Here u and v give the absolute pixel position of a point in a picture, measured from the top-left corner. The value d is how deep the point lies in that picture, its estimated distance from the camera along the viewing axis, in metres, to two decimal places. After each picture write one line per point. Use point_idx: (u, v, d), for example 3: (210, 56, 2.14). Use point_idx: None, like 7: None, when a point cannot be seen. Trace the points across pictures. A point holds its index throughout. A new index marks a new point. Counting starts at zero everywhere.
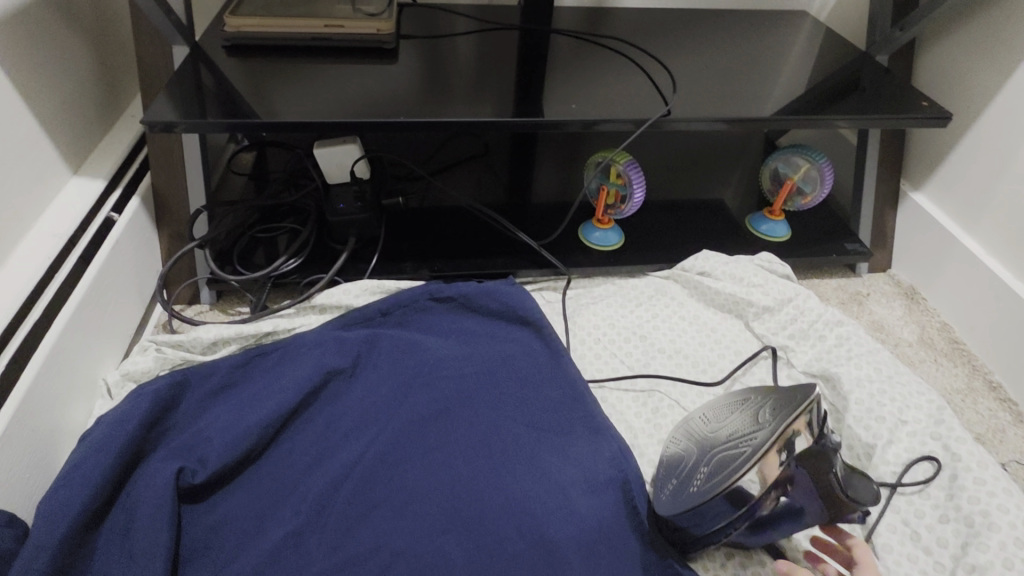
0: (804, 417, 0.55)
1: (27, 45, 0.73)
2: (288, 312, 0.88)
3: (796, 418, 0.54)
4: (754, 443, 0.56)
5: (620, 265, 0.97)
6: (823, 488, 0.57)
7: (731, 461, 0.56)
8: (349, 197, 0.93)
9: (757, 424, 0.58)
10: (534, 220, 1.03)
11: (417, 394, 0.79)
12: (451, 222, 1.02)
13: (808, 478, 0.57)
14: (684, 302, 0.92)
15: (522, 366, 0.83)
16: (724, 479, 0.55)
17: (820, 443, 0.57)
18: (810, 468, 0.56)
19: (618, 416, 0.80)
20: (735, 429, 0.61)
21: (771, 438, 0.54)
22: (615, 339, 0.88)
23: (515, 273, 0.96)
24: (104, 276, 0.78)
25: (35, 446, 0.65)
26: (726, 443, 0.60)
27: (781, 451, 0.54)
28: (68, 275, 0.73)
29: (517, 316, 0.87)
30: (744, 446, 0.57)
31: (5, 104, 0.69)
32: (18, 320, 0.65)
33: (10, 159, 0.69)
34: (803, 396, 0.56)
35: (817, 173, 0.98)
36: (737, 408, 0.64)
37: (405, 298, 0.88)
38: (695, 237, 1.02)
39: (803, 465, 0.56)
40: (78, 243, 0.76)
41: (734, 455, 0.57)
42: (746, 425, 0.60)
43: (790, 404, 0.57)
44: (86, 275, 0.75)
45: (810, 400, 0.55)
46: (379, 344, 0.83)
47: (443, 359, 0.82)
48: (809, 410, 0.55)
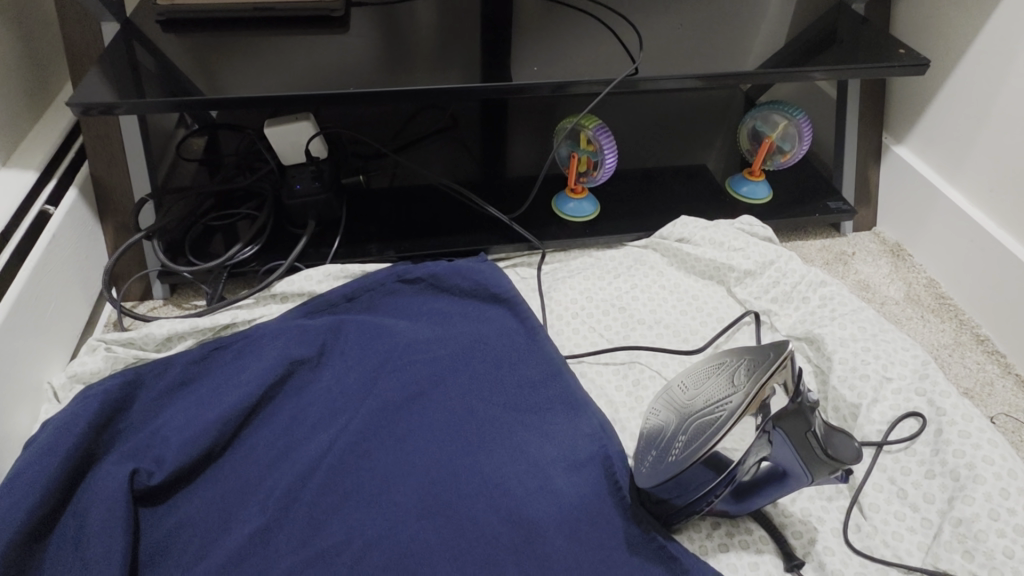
0: (781, 373, 0.53)
1: None
2: (248, 303, 0.83)
3: (771, 375, 0.53)
4: (729, 406, 0.54)
5: (596, 235, 0.93)
6: (803, 449, 0.54)
7: (707, 427, 0.54)
8: (307, 177, 0.86)
9: (731, 384, 0.56)
10: (506, 194, 0.98)
11: (386, 380, 0.75)
12: (418, 199, 0.96)
13: (786, 440, 0.55)
14: (664, 270, 0.89)
15: (496, 345, 0.79)
16: (699, 446, 0.53)
17: (797, 401, 0.54)
18: (788, 428, 0.54)
19: (598, 390, 0.77)
20: (711, 393, 0.58)
21: (747, 400, 0.52)
22: (593, 312, 0.84)
23: (487, 249, 0.91)
24: (42, 271, 0.73)
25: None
26: (704, 408, 0.57)
27: (756, 413, 0.53)
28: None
29: (490, 294, 0.83)
30: (720, 410, 0.55)
31: None
32: None
33: None
34: (777, 353, 0.55)
35: (795, 129, 0.93)
36: (710, 369, 0.61)
37: (368, 280, 0.84)
38: (673, 203, 0.98)
39: (782, 428, 0.54)
40: (11, 238, 0.70)
41: (711, 420, 0.55)
42: (721, 388, 0.57)
43: (764, 362, 0.55)
44: (22, 271, 0.70)
45: (784, 356, 0.54)
46: (346, 330, 0.79)
47: (414, 343, 0.78)
48: (784, 367, 0.53)
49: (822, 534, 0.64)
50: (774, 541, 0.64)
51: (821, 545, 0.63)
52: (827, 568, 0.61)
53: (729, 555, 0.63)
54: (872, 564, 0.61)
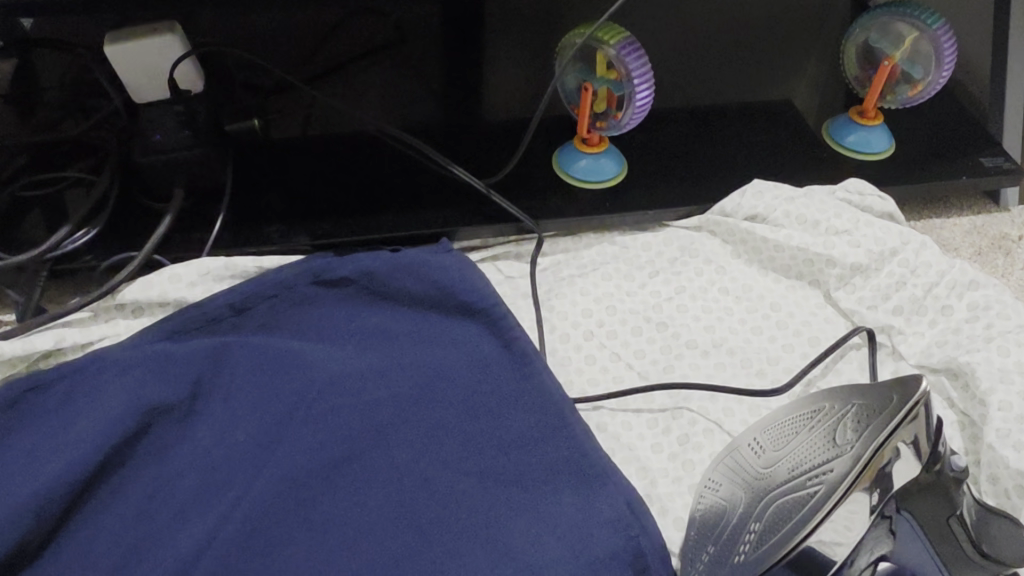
0: (908, 427, 0.36)
1: None
2: (80, 317, 0.53)
3: (897, 427, 0.36)
4: (831, 473, 0.36)
5: (621, 210, 0.61)
6: (938, 540, 0.37)
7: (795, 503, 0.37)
8: (171, 122, 0.55)
9: (823, 441, 0.39)
10: (479, 147, 0.66)
11: (293, 438, 0.48)
12: (349, 154, 0.63)
13: (913, 528, 0.38)
14: (727, 265, 0.58)
15: (465, 384, 0.51)
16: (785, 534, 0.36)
17: (933, 471, 0.38)
18: (917, 511, 0.38)
19: (626, 452, 0.50)
20: (794, 455, 0.41)
21: (859, 463, 0.35)
22: (616, 331, 0.55)
23: (452, 233, 0.60)
24: None
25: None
26: (788, 479, 0.39)
27: (869, 483, 0.36)
28: None
29: (458, 302, 0.54)
30: (817, 483, 0.37)
31: None
32: None
33: None
34: (903, 395, 0.37)
35: (930, 45, 0.61)
36: (789, 423, 0.43)
37: (266, 281, 0.54)
38: (741, 159, 0.65)
39: (907, 509, 0.38)
40: None
41: (801, 501, 0.37)
42: (810, 448, 0.40)
43: (879, 410, 0.38)
44: None
45: (916, 399, 0.36)
46: (230, 362, 0.50)
47: (338, 380, 0.50)
48: (914, 417, 0.36)
49: None
50: None
51: None
52: None
53: None
54: None
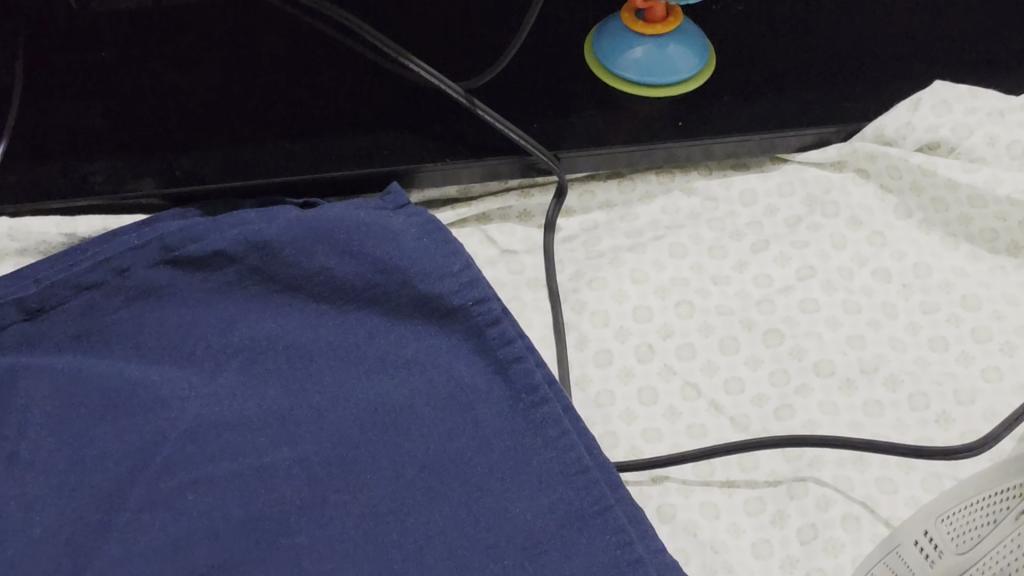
0: None
1: None
2: None
3: None
4: None
5: (708, 136, 0.34)
6: None
7: None
8: None
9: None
10: (462, 17, 0.36)
11: (109, 554, 0.26)
12: (231, 40, 0.36)
13: None
14: (885, 228, 0.33)
15: (412, 434, 0.29)
16: None
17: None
18: None
19: (712, 547, 0.30)
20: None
21: None
22: (695, 345, 0.32)
23: (409, 178, 0.33)
24: None
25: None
26: None
27: None
28: None
29: (414, 292, 0.31)
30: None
31: None
32: None
33: None
34: None
35: None
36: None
37: (77, 261, 0.31)
38: (920, 51, 0.37)
39: None
40: None
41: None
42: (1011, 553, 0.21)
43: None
44: None
45: None
46: (15, 405, 0.29)
47: (205, 437, 0.28)
48: None
49: None
50: None
51: None
52: None
53: None
54: None
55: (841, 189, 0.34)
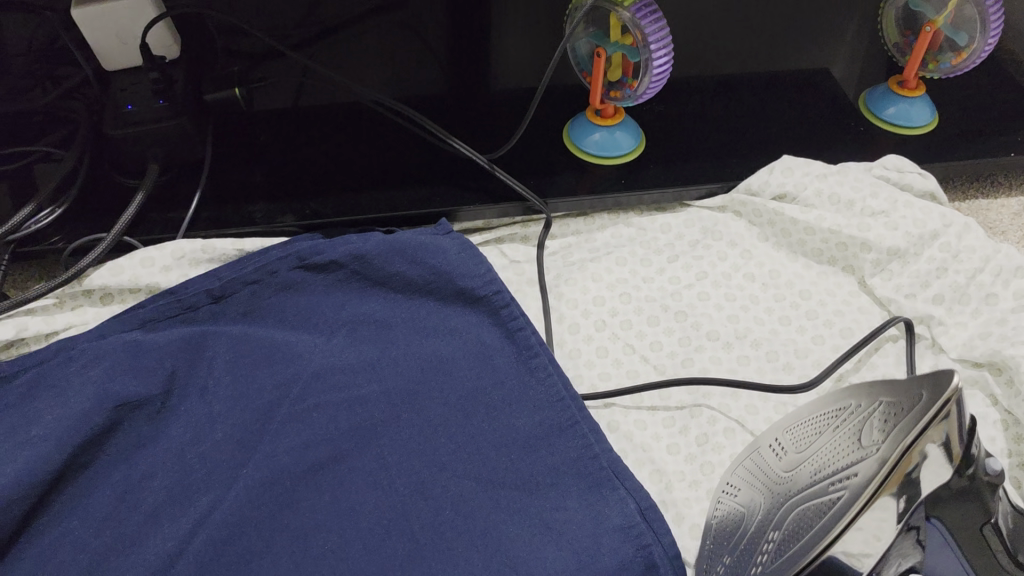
0: (942, 425, 0.31)
1: None
2: (46, 305, 0.49)
3: (931, 424, 0.30)
4: (852, 484, 0.31)
5: (637, 190, 0.55)
6: (972, 551, 0.34)
7: (817, 511, 0.32)
8: (144, 92, 0.51)
9: (846, 442, 0.34)
10: (487, 115, 0.58)
11: (273, 440, 0.44)
12: (341, 128, 0.57)
13: (942, 534, 0.34)
14: (750, 249, 0.53)
15: (455, 373, 0.47)
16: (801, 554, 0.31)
17: (966, 474, 0.33)
18: (948, 518, 0.34)
19: (640, 451, 0.46)
20: (817, 459, 0.35)
21: (886, 467, 0.30)
22: (631, 320, 0.51)
23: (453, 215, 0.54)
24: None
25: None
26: (807, 487, 0.34)
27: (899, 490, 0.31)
28: None
29: (456, 287, 0.50)
30: (838, 490, 0.32)
31: None
32: None
33: None
34: (928, 388, 0.31)
35: (977, 6, 0.53)
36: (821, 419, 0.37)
37: (247, 265, 0.49)
38: (777, 139, 0.58)
39: (940, 518, 0.33)
40: None
41: (814, 510, 0.33)
42: (833, 450, 0.34)
43: (906, 406, 0.32)
44: None
45: (944, 396, 0.30)
46: (211, 353, 0.47)
47: (328, 373, 0.46)
48: (947, 416, 0.31)
49: None
50: None
51: None
52: None
53: None
54: None
55: (722, 224, 0.55)
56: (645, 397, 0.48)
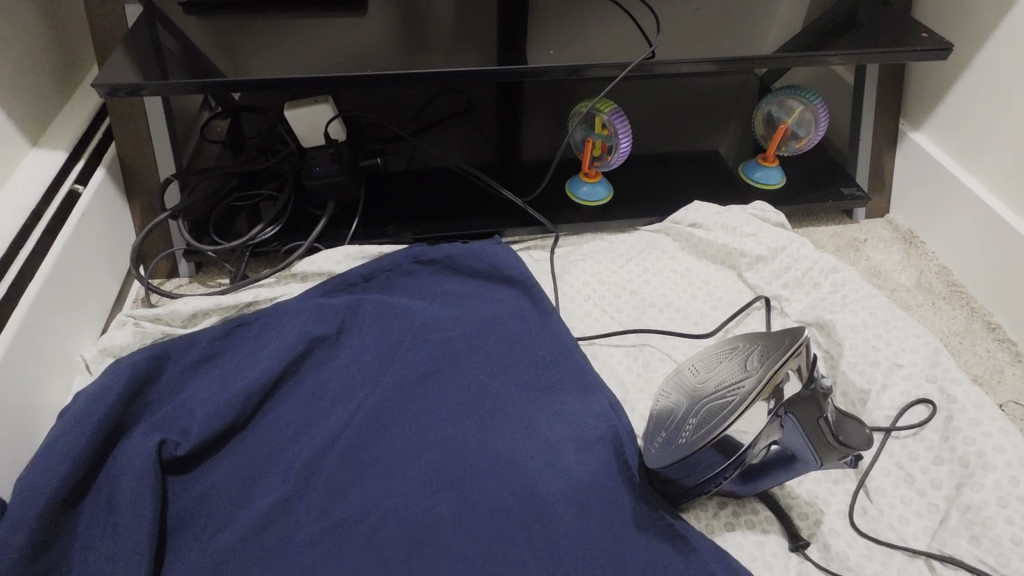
0: (794, 360, 0.54)
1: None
2: (268, 282, 0.86)
3: (786, 361, 0.53)
4: (741, 391, 0.55)
5: (608, 219, 0.94)
6: (814, 435, 0.54)
7: (719, 410, 0.55)
8: (325, 159, 0.90)
9: (744, 371, 0.57)
10: (519, 176, 1.00)
11: (403, 357, 0.76)
12: (434, 183, 0.98)
13: (797, 425, 0.54)
14: (676, 255, 0.89)
15: (505, 324, 0.80)
16: (710, 431, 0.55)
17: (810, 387, 0.54)
18: (800, 414, 0.54)
19: (609, 370, 0.78)
20: (720, 376, 0.60)
21: (761, 384, 0.53)
22: (606, 296, 0.85)
23: (500, 232, 0.92)
24: (62, 266, 0.73)
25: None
26: (715, 392, 0.58)
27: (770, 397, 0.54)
28: (42, 235, 0.72)
29: (504, 275, 0.85)
30: (733, 395, 0.55)
31: None
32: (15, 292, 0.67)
33: None
34: (792, 339, 0.55)
35: (812, 115, 0.94)
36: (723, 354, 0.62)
37: (382, 261, 0.85)
38: (689, 192, 0.98)
39: (794, 413, 0.54)
40: (35, 229, 0.71)
41: (722, 405, 0.56)
42: (731, 372, 0.59)
43: (778, 349, 0.55)
44: (44, 266, 0.71)
45: (798, 343, 0.53)
46: (364, 309, 0.80)
47: (431, 323, 0.80)
48: (798, 354, 0.54)
49: (827, 516, 0.64)
50: (785, 530, 0.63)
51: (826, 526, 0.63)
52: (832, 549, 0.61)
53: (735, 533, 0.64)
54: (877, 546, 0.61)
55: (660, 240, 0.91)
56: (613, 338, 0.81)
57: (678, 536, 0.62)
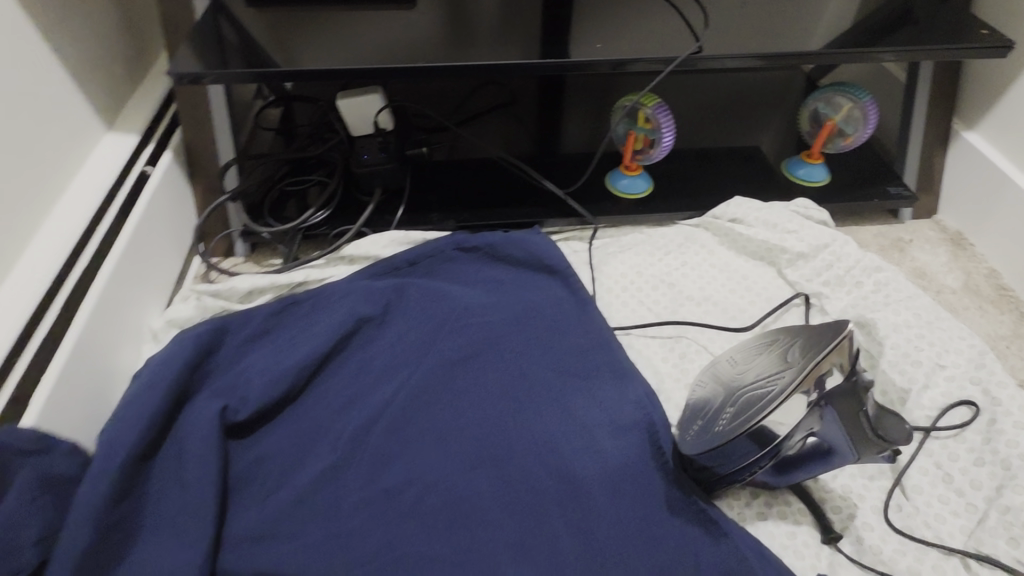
0: (837, 353, 0.54)
1: (82, 27, 0.79)
2: (319, 263, 0.90)
3: (827, 354, 0.54)
4: (781, 381, 0.55)
5: (648, 213, 0.95)
6: (852, 428, 0.55)
7: (757, 400, 0.56)
8: (374, 148, 0.94)
9: (783, 362, 0.58)
10: (560, 168, 1.02)
11: (445, 339, 0.79)
12: (477, 172, 1.01)
13: (836, 419, 0.55)
14: (715, 249, 0.90)
15: (545, 311, 0.82)
16: (749, 418, 0.56)
17: (851, 380, 0.55)
18: (839, 408, 0.55)
19: (645, 360, 0.80)
20: (758, 366, 0.61)
21: (801, 375, 0.54)
22: (644, 288, 0.87)
23: (541, 222, 0.94)
24: (134, 242, 0.79)
25: (52, 393, 0.62)
26: (753, 382, 0.59)
27: (811, 388, 0.54)
28: (117, 213, 0.78)
29: (543, 265, 0.87)
30: (771, 384, 0.56)
31: (72, 92, 0.76)
32: (95, 264, 0.72)
33: (66, 129, 0.75)
34: (834, 334, 0.55)
35: (860, 112, 0.93)
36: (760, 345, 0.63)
37: (427, 247, 0.88)
38: (731, 186, 0.98)
39: (833, 406, 0.55)
40: (111, 208, 0.77)
41: (760, 394, 0.57)
42: (768, 363, 0.60)
43: (820, 343, 0.56)
44: (119, 241, 0.76)
45: (841, 337, 0.54)
46: (408, 292, 0.83)
47: (472, 307, 0.82)
48: (840, 348, 0.54)
49: (861, 511, 0.64)
50: (819, 523, 0.64)
51: (859, 521, 0.63)
52: (864, 543, 0.62)
53: (766, 523, 0.65)
54: (911, 542, 0.61)
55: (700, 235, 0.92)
56: (650, 329, 0.82)
57: (710, 522, 0.63)
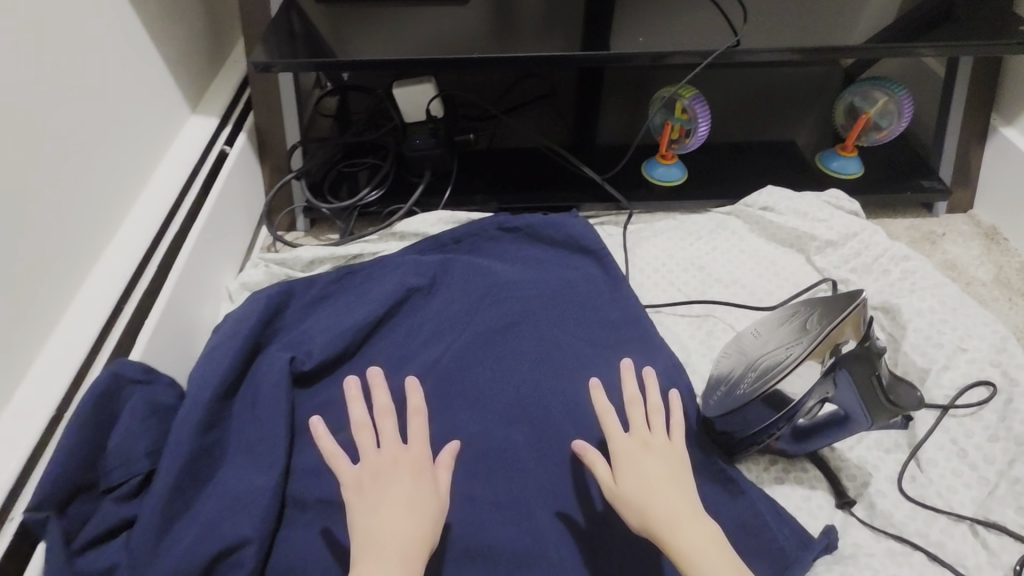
0: (851, 318, 0.60)
1: (176, 20, 0.90)
2: (372, 238, 0.98)
3: (843, 318, 0.59)
4: (800, 344, 0.60)
5: (681, 200, 1.00)
6: (865, 392, 0.60)
7: (778, 362, 0.61)
8: (425, 133, 1.01)
9: (801, 327, 0.63)
10: (598, 157, 1.07)
11: (487, 309, 0.86)
12: (519, 159, 1.08)
13: (849, 381, 0.60)
14: (746, 236, 0.94)
15: (581, 287, 0.88)
16: (769, 378, 0.61)
17: (865, 343, 0.60)
18: (852, 369, 0.59)
19: (673, 336, 0.85)
20: (778, 334, 0.65)
21: (819, 337, 0.59)
22: (675, 270, 0.91)
23: (578, 206, 1.00)
24: (215, 213, 0.89)
25: (154, 336, 0.72)
26: (774, 348, 0.64)
27: (829, 353, 0.59)
28: (201, 185, 0.87)
29: (580, 245, 0.93)
30: (791, 346, 0.61)
31: (166, 77, 0.86)
32: (184, 228, 0.82)
33: (161, 110, 0.85)
34: (849, 301, 0.61)
35: (896, 106, 0.95)
36: (780, 317, 0.67)
37: (472, 226, 0.95)
38: (764, 177, 1.02)
39: (845, 367, 0.60)
40: (196, 181, 0.86)
41: (779, 356, 0.62)
42: (788, 330, 0.64)
43: (836, 310, 0.61)
44: (203, 211, 0.86)
45: (855, 304, 0.60)
46: (453, 267, 0.90)
47: (512, 281, 0.89)
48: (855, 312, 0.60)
49: (875, 479, 0.68)
50: (834, 489, 0.68)
51: (873, 488, 0.67)
52: (876, 508, 0.66)
53: (783, 487, 0.69)
54: (922, 509, 0.65)
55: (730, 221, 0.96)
56: (679, 307, 0.87)
57: None
